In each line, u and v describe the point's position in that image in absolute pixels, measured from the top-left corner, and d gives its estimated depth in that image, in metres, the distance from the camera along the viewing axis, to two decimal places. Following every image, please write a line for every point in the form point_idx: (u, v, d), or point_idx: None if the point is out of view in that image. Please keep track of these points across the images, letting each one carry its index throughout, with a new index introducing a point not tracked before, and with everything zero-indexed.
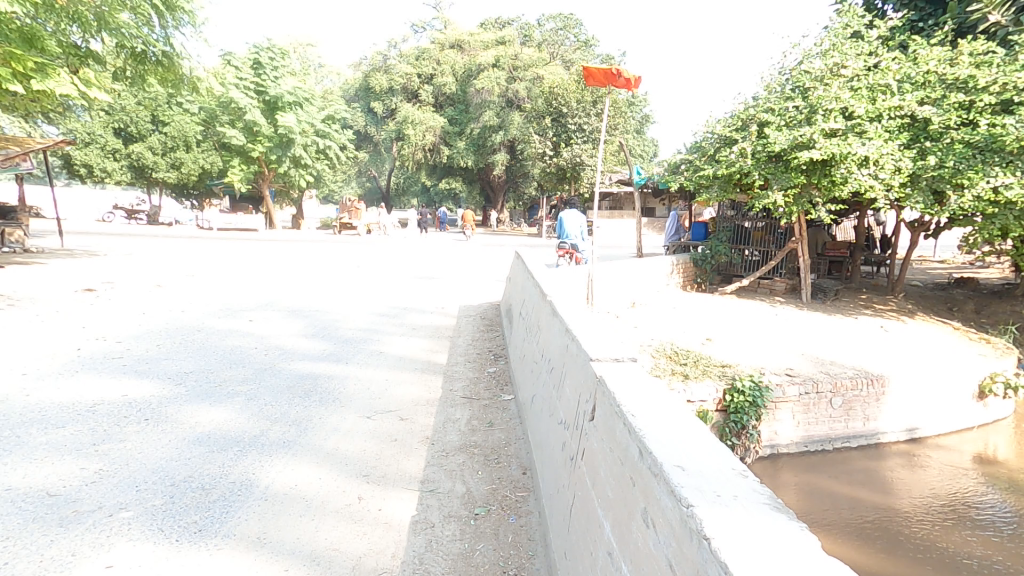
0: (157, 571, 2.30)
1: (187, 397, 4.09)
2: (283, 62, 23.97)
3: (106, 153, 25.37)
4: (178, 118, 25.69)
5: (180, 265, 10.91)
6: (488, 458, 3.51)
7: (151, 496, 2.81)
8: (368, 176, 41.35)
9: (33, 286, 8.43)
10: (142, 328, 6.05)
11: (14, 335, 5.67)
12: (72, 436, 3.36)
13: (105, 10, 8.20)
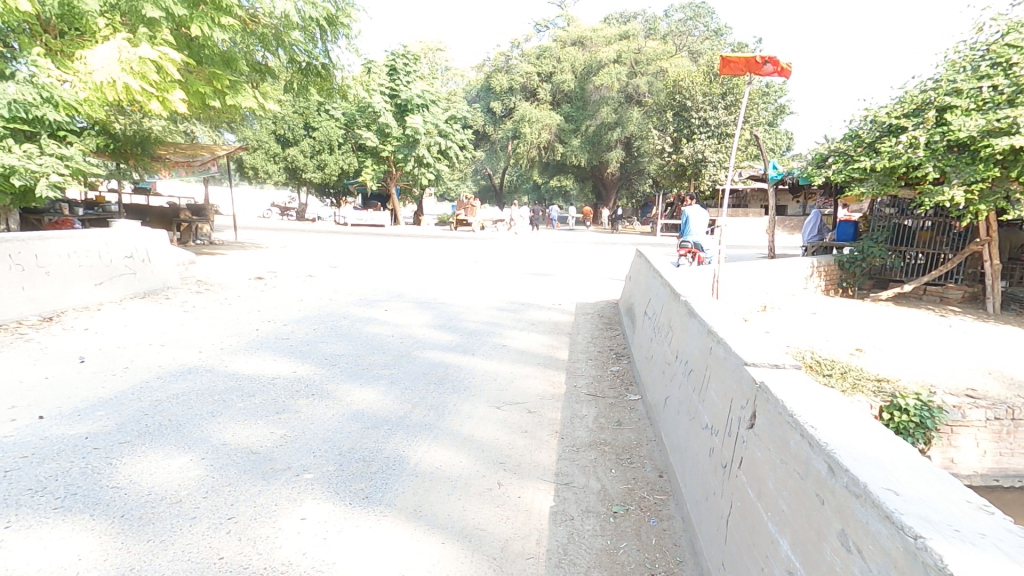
0: (339, 529, 2.69)
1: (342, 376, 4.85)
2: (415, 67, 26.11)
3: (269, 157, 28.65)
4: (326, 123, 28.42)
5: (325, 258, 12.20)
6: (621, 457, 3.54)
7: (325, 462, 3.34)
8: (483, 172, 42.93)
9: (223, 274, 10.14)
10: (303, 313, 7.00)
11: (213, 316, 6.95)
12: (260, 404, 4.19)
13: (281, 30, 9.57)
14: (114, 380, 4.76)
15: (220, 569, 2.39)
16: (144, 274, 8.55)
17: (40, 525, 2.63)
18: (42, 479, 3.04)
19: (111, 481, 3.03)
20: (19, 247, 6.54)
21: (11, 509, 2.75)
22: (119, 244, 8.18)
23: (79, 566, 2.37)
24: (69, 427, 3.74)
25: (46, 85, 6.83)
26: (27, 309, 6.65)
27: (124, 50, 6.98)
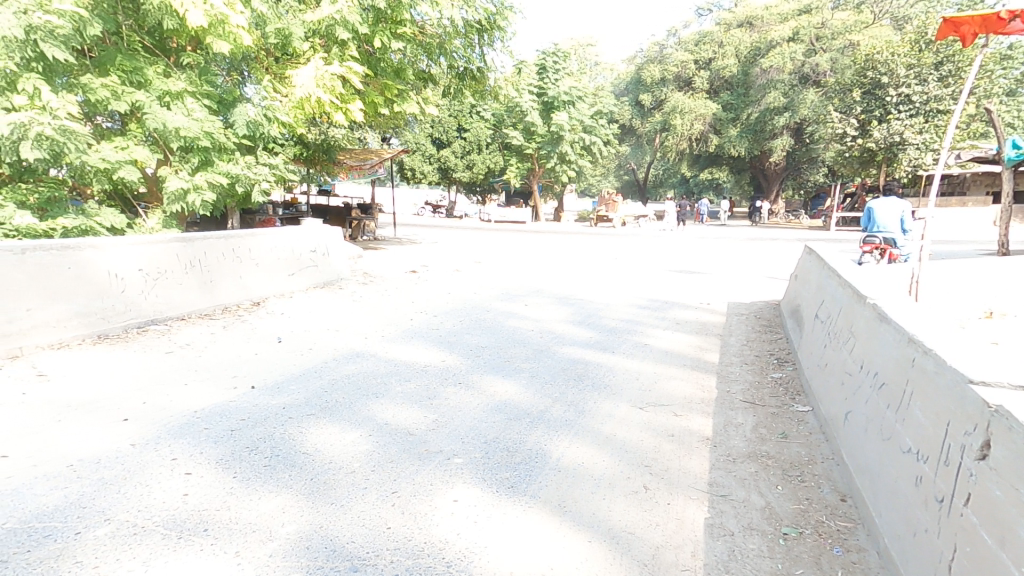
0: (489, 514, 2.94)
1: (486, 368, 5.20)
2: (564, 65, 26.77)
3: (426, 158, 30.91)
4: (477, 125, 30.37)
5: (471, 253, 12.90)
6: (788, 474, 3.13)
7: (473, 449, 3.70)
8: (626, 167, 41.98)
9: (384, 268, 11.34)
10: (451, 304, 7.51)
11: (376, 305, 7.81)
12: (413, 390, 4.87)
13: (444, 39, 10.44)
14: (302, 360, 5.91)
15: (388, 538, 2.81)
16: (323, 267, 9.94)
17: (257, 478, 3.44)
18: (255, 440, 3.98)
19: (302, 448, 3.83)
20: (237, 242, 8.15)
21: (237, 462, 3.66)
22: (307, 240, 9.61)
23: (283, 517, 3.03)
24: (273, 398, 4.85)
25: (269, 105, 8.28)
26: (242, 294, 8.16)
27: (320, 69, 8.20)
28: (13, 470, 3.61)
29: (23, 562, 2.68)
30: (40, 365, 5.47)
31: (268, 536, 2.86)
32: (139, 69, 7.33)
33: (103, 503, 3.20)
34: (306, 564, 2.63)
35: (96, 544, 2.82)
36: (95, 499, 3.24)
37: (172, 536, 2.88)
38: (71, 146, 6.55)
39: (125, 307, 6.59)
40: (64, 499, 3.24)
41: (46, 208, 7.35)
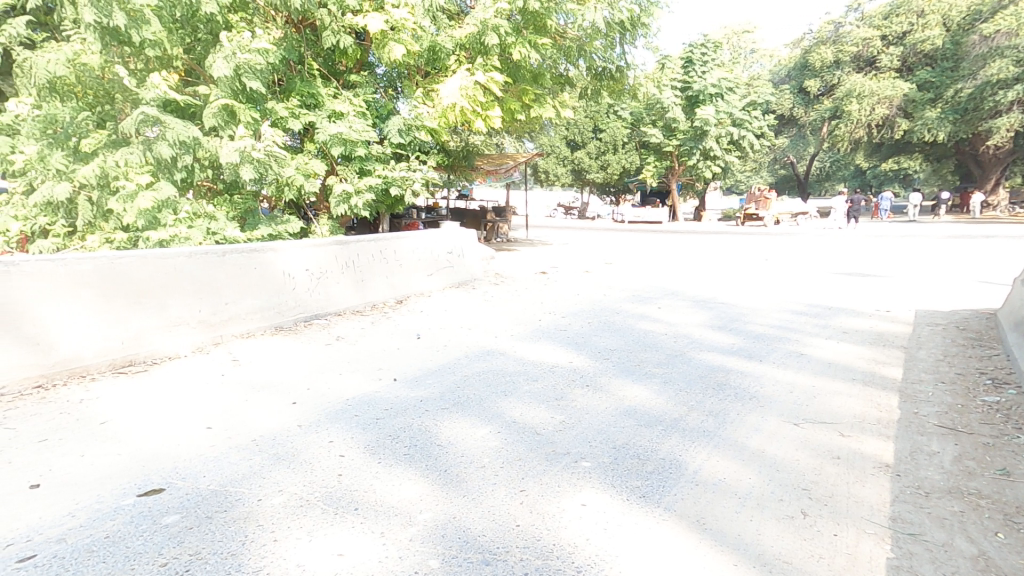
0: (619, 523, 2.77)
1: (614, 371, 4.96)
2: (714, 56, 25.97)
3: (561, 160, 31.78)
4: (613, 125, 30.01)
5: (603, 255, 12.72)
6: (1013, 521, 2.45)
7: (601, 454, 3.54)
8: (780, 161, 38.16)
9: (515, 269, 11.67)
10: (579, 306, 7.40)
11: (508, 304, 8.04)
12: (540, 391, 4.85)
13: (585, 40, 10.63)
14: (438, 356, 6.32)
15: (517, 536, 2.80)
16: (459, 267, 10.54)
17: (397, 465, 3.71)
18: (396, 429, 4.32)
19: (437, 440, 4.06)
20: (385, 244, 9.00)
21: (381, 449, 3.99)
22: (446, 241, 10.29)
23: (421, 505, 3.19)
24: (410, 391, 5.27)
25: (419, 114, 9.16)
26: (390, 293, 8.99)
27: (464, 79, 8.69)
28: (216, 439, 4.37)
29: (222, 519, 3.19)
30: (236, 352, 6.58)
31: (408, 521, 3.02)
32: (314, 93, 8.54)
33: (277, 477, 3.68)
34: (442, 551, 2.73)
35: (273, 512, 3.24)
36: (271, 472, 3.75)
37: (330, 511, 3.20)
38: (269, 166, 7.92)
39: (296, 303, 7.69)
40: (249, 469, 3.82)
41: (245, 218, 8.90)
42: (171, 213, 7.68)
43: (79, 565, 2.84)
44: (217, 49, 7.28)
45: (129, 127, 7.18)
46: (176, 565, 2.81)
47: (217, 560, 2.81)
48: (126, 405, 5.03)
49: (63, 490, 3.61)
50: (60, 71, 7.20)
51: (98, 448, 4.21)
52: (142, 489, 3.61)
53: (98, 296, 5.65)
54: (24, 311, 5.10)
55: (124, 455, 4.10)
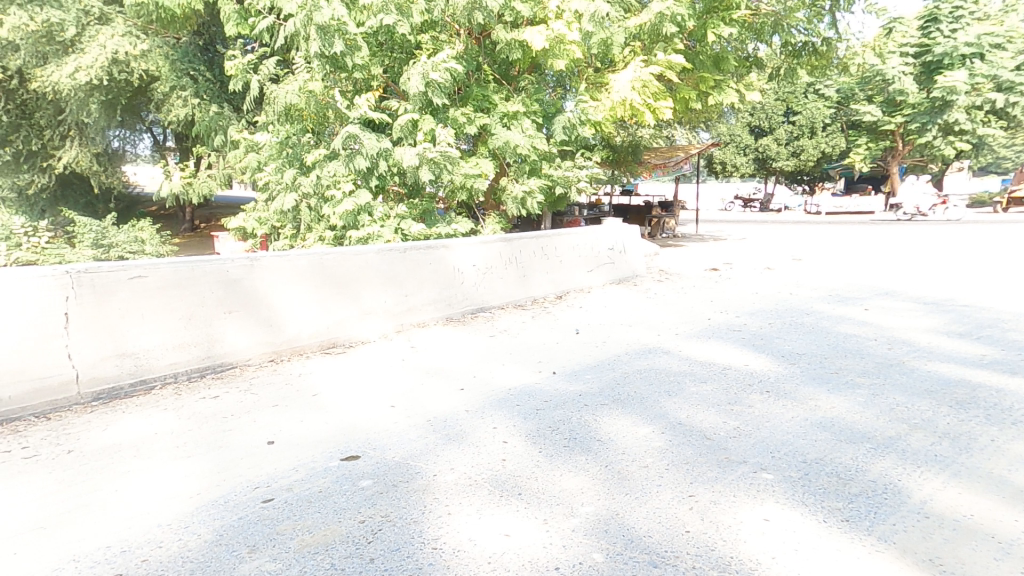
0: (812, 546, 2.84)
1: (803, 377, 4.84)
2: (965, 13, 25.06)
3: (739, 150, 32.37)
4: (811, 106, 30.08)
5: (786, 251, 12.23)
6: None
7: (785, 466, 3.59)
8: None
9: (680, 266, 11.37)
10: (758, 304, 7.19)
11: (671, 302, 7.83)
12: (712, 392, 4.86)
13: (783, 14, 10.33)
14: (597, 351, 6.41)
15: (689, 541, 2.99)
16: (621, 263, 10.50)
17: (557, 456, 4.07)
18: (556, 421, 4.68)
19: (596, 435, 4.35)
20: (547, 241, 9.30)
21: (542, 439, 4.38)
22: (606, 237, 10.26)
23: (582, 497, 3.50)
24: (569, 384, 5.53)
25: (584, 108, 9.35)
26: (551, 287, 9.29)
27: (638, 73, 8.86)
28: (400, 417, 5.06)
29: (405, 488, 3.79)
30: (415, 340, 7.40)
31: (570, 512, 3.35)
32: (486, 97, 9.34)
33: (450, 456, 4.23)
34: (606, 546, 3.00)
35: (447, 487, 3.77)
36: (445, 450, 4.32)
37: (495, 493, 3.64)
38: (444, 165, 8.81)
39: (464, 296, 8.36)
40: (425, 446, 4.42)
41: (423, 217, 9.81)
42: (367, 215, 9.00)
43: (302, 512, 3.58)
44: (414, 67, 8.32)
45: (339, 143, 8.62)
46: (371, 523, 3.41)
47: (403, 524, 3.37)
48: (332, 380, 6.02)
49: (289, 450, 4.46)
50: (294, 100, 8.58)
51: (312, 416, 5.12)
52: (344, 453, 4.37)
53: (312, 287, 6.81)
54: (262, 299, 6.37)
55: (330, 425, 4.93)
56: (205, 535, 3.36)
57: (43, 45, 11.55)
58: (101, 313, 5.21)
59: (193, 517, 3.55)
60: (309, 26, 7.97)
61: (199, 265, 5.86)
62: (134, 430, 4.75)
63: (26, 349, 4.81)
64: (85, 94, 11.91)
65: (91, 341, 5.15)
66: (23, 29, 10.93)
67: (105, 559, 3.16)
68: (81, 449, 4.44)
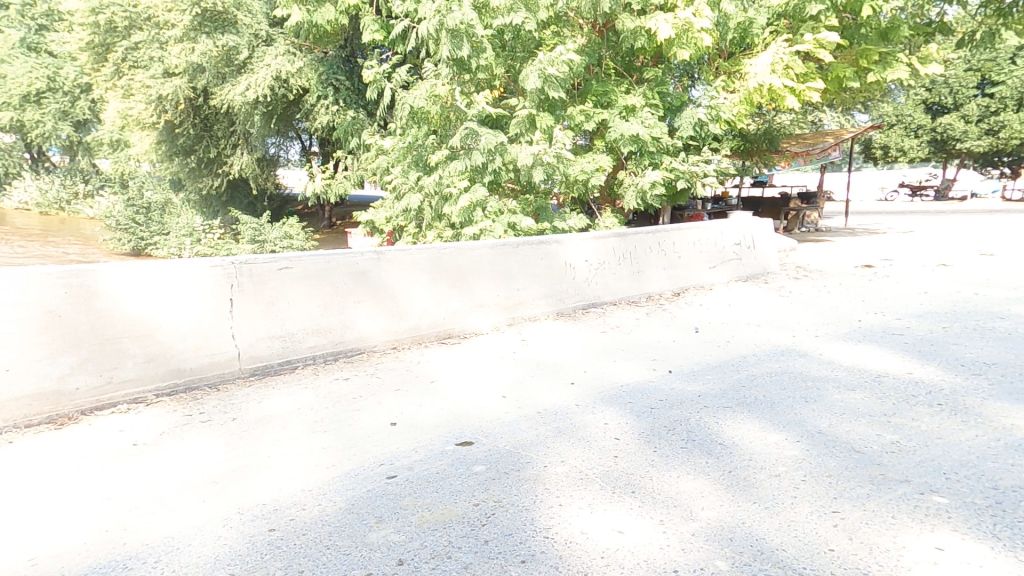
0: None
1: (988, 394, 4.32)
2: None
3: (907, 132, 30.68)
4: (1019, 73, 26.88)
5: (965, 247, 10.98)
6: None
7: (962, 491, 3.24)
8: None
9: (823, 260, 10.59)
10: (926, 307, 6.60)
11: (809, 302, 7.21)
12: (863, 401, 4.44)
13: None
14: (720, 351, 6.09)
15: (835, 560, 2.82)
16: (748, 259, 9.87)
17: (673, 457, 4.00)
18: (672, 421, 4.58)
19: (718, 439, 4.20)
20: (665, 237, 8.98)
21: (658, 439, 4.31)
22: (731, 232, 9.66)
23: (703, 501, 3.44)
24: (688, 384, 5.36)
25: (717, 104, 9.31)
26: (667, 284, 8.98)
27: (779, 55, 8.45)
28: (509, 407, 5.22)
29: (517, 477, 3.92)
30: (527, 333, 7.54)
31: (689, 515, 3.30)
32: (607, 92, 9.46)
33: (560, 448, 4.31)
34: (730, 555, 2.92)
35: (558, 479, 3.85)
36: (556, 442, 4.41)
37: (607, 489, 3.67)
38: (557, 166, 9.06)
39: (575, 292, 8.35)
40: (536, 437, 4.54)
41: (537, 213, 10.03)
42: (481, 210, 9.29)
43: (422, 490, 3.83)
44: (531, 64, 8.55)
45: (458, 140, 9.09)
46: (485, 507, 3.58)
47: (515, 511, 3.50)
48: (447, 368, 6.35)
49: (411, 431, 4.78)
50: (422, 103, 9.26)
51: (429, 401, 5.43)
52: (458, 439, 4.60)
53: (430, 280, 7.19)
54: (388, 290, 6.87)
55: (446, 410, 5.21)
56: (341, 503, 3.73)
57: (222, 67, 13.36)
58: (257, 301, 5.92)
59: (329, 485, 3.95)
60: (441, 31, 8.65)
61: (334, 259, 6.46)
62: (282, 404, 5.38)
63: (202, 328, 5.60)
64: (251, 107, 13.32)
65: (248, 324, 5.88)
66: (209, 53, 12.79)
67: (261, 514, 3.62)
68: (242, 417, 5.10)
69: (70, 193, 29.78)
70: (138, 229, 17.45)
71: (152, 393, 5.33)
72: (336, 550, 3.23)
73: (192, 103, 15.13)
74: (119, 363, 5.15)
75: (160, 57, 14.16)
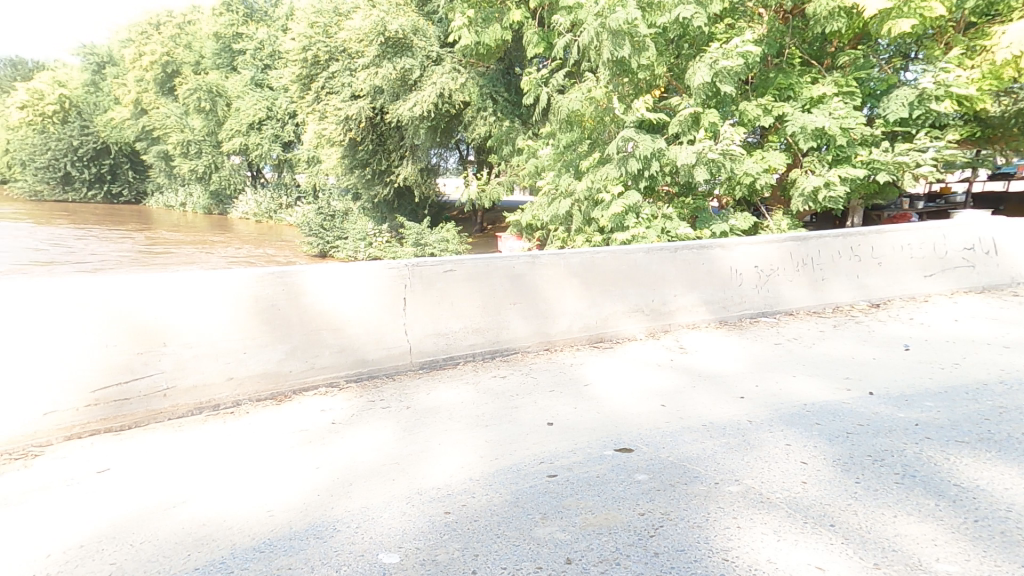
0: None
1: None
2: None
3: None
4: None
5: None
6: None
7: None
8: None
9: None
10: None
11: None
12: None
13: None
14: (943, 374, 5.26)
15: None
16: (983, 268, 8.40)
17: (886, 493, 3.55)
18: (879, 451, 4.07)
19: (952, 479, 3.65)
20: (858, 240, 7.94)
21: (861, 468, 3.87)
22: (958, 238, 8.26)
23: (934, 550, 3.01)
24: (897, 410, 4.68)
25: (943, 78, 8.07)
26: (859, 294, 8.00)
27: None
28: (669, 416, 5.05)
29: (684, 491, 3.76)
30: (683, 341, 7.20)
31: (918, 565, 2.89)
32: (791, 84, 8.85)
33: (733, 465, 4.07)
34: None
35: (733, 498, 3.64)
36: (727, 459, 4.17)
37: (799, 518, 3.37)
38: (723, 165, 8.54)
39: (741, 300, 7.75)
40: (702, 451, 4.33)
41: (694, 215, 9.55)
42: (634, 216, 9.06)
43: (583, 492, 3.84)
44: (700, 58, 8.26)
45: (616, 146, 8.93)
46: (652, 518, 3.49)
47: (686, 526, 3.37)
48: (600, 373, 6.29)
49: (569, 432, 4.83)
50: (577, 106, 9.38)
51: (583, 404, 5.44)
52: (617, 445, 4.54)
53: (582, 284, 7.17)
54: (540, 293, 6.98)
55: (600, 414, 5.18)
56: (505, 496, 3.87)
57: (398, 87, 14.83)
58: (425, 299, 6.34)
59: (493, 477, 4.14)
60: (603, 33, 8.69)
61: (493, 263, 6.69)
62: (446, 397, 5.75)
63: (381, 324, 6.14)
64: (418, 122, 14.82)
65: (417, 321, 6.33)
66: (390, 76, 14.29)
67: (437, 497, 3.91)
68: (415, 406, 5.55)
69: (276, 204, 35.50)
70: (324, 234, 19.82)
71: (343, 378, 6.00)
72: (506, 540, 3.37)
73: (372, 122, 17.08)
74: (319, 352, 5.85)
75: (349, 83, 16.26)
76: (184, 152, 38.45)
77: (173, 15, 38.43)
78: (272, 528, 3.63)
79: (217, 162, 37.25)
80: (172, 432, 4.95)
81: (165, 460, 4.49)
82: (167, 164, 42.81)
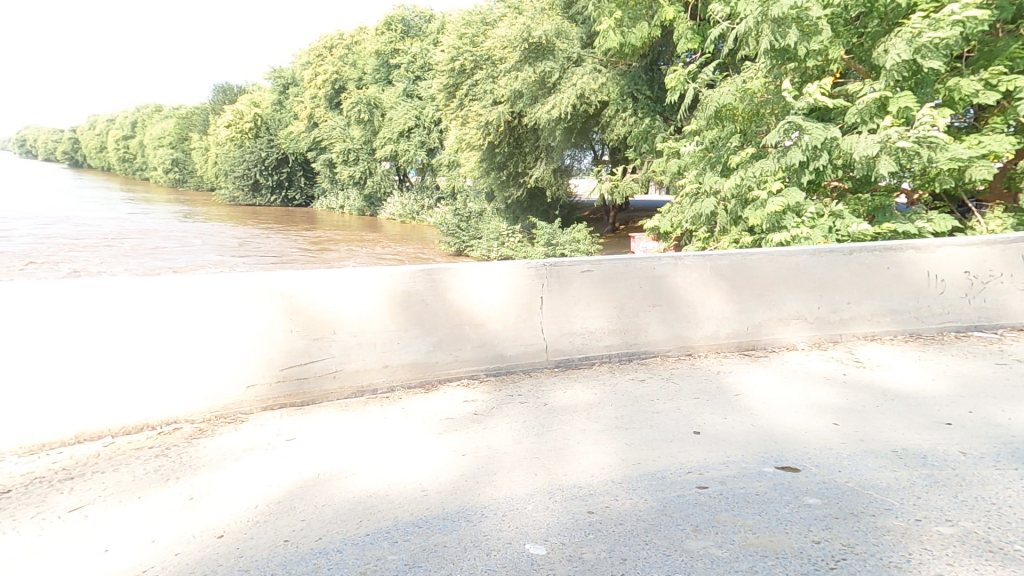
0: None
1: None
2: None
3: None
4: None
5: None
6: None
7: None
8: None
9: None
10: None
11: None
12: None
13: None
14: None
15: None
16: None
17: None
18: None
19: None
20: None
21: None
22: None
23: None
24: None
25: None
26: None
27: None
28: (843, 438, 4.53)
29: (872, 524, 3.36)
30: (859, 354, 6.40)
31: None
32: None
33: (941, 503, 3.55)
34: None
35: (943, 541, 3.18)
36: (928, 494, 3.65)
37: None
38: (918, 153, 7.52)
39: (943, 310, 6.82)
40: (892, 481, 3.83)
41: (873, 215, 8.48)
42: (795, 216, 8.24)
43: (741, 509, 3.58)
44: (899, 32, 7.61)
45: (774, 137, 8.23)
46: (831, 548, 3.16)
47: (876, 565, 3.00)
48: (753, 383, 5.83)
49: (719, 444, 4.53)
50: (730, 100, 8.91)
51: (735, 415, 5.08)
52: (778, 462, 4.20)
53: (728, 288, 6.67)
54: (682, 295, 6.60)
55: (756, 428, 4.81)
56: (651, 502, 3.72)
57: (537, 90, 15.35)
58: (561, 299, 6.26)
59: (636, 481, 4.00)
60: (763, 21, 8.22)
61: (632, 263, 6.46)
62: (582, 395, 5.67)
63: (520, 321, 6.17)
64: (555, 124, 15.29)
65: (553, 321, 6.27)
66: (529, 79, 14.92)
67: (580, 495, 3.86)
68: (553, 403, 5.48)
69: (419, 205, 38.08)
70: (460, 234, 21.02)
71: (484, 371, 6.07)
72: (655, 548, 3.23)
73: (511, 126, 18.28)
74: (462, 346, 5.99)
75: (491, 89, 17.80)
76: (345, 159, 42.76)
77: (343, 37, 42.83)
78: (428, 505, 3.82)
79: (372, 168, 41.31)
80: (340, 411, 5.31)
81: (336, 436, 4.85)
82: (331, 170, 48.15)
